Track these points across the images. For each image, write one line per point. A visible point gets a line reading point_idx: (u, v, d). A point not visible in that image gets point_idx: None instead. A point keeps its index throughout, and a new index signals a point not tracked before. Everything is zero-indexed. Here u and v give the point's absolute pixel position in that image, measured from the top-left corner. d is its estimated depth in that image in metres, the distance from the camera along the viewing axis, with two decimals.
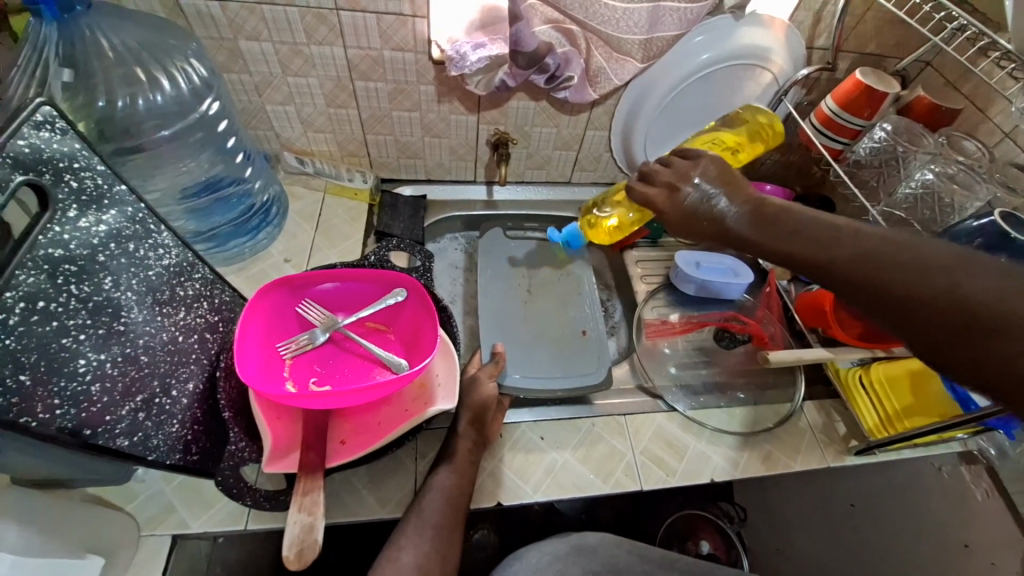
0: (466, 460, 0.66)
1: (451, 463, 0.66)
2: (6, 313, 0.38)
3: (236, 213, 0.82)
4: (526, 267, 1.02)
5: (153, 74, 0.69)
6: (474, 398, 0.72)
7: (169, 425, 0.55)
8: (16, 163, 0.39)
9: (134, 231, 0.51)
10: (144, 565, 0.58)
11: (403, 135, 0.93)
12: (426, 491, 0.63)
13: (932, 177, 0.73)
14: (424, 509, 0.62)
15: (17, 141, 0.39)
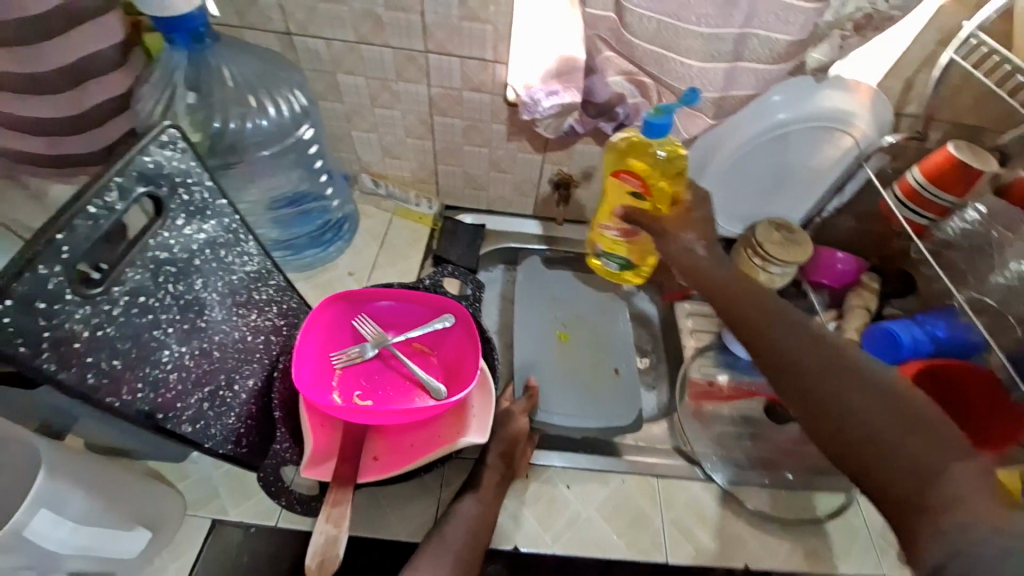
0: (491, 494, 0.67)
1: (476, 493, 0.67)
2: (112, 304, 0.44)
3: (313, 226, 0.90)
4: (562, 299, 1.02)
5: (262, 101, 0.78)
6: (507, 433, 0.73)
7: (226, 417, 0.59)
8: (140, 176, 0.47)
9: (228, 239, 0.57)
10: (184, 543, 0.63)
11: (471, 168, 0.98)
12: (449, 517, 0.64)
13: None
14: (447, 534, 0.62)
15: (143, 158, 0.47)
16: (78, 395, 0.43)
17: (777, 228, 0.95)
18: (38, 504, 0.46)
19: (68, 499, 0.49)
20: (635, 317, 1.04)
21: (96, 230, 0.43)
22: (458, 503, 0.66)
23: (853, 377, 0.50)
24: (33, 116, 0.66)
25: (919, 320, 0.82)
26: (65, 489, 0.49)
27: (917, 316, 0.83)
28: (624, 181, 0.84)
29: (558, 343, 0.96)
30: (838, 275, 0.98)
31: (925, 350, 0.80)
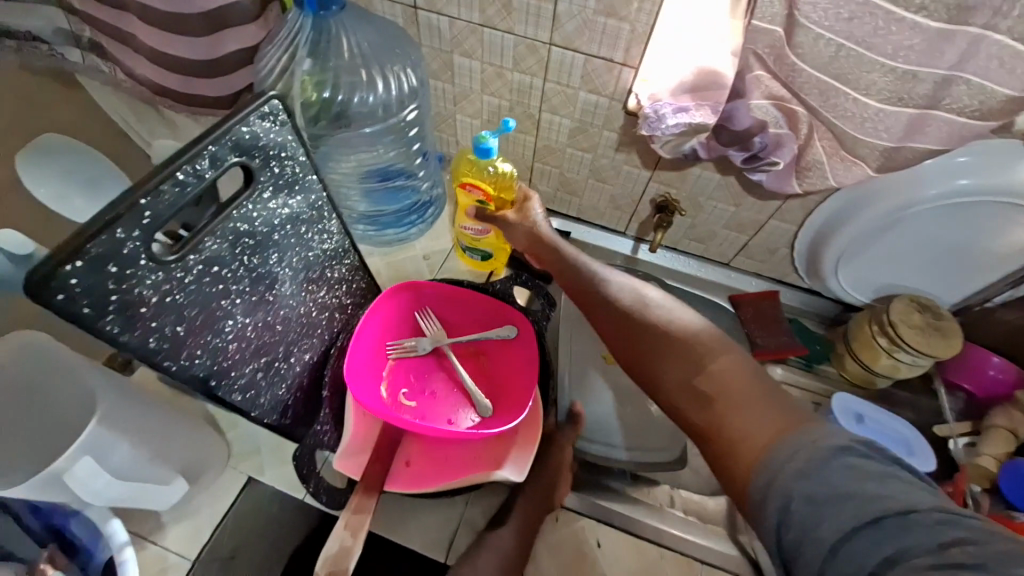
0: (524, 532, 0.62)
1: (509, 525, 0.63)
2: (186, 272, 0.44)
3: (400, 205, 0.88)
4: None
5: (373, 76, 0.76)
6: (545, 469, 0.68)
7: (278, 387, 0.59)
8: (235, 146, 0.45)
9: (311, 216, 0.56)
10: (220, 490, 0.66)
11: (568, 171, 0.91)
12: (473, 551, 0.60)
13: None
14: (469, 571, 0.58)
15: (241, 128, 0.45)
16: (137, 355, 0.43)
17: (918, 310, 0.79)
18: (83, 451, 0.48)
19: (115, 446, 0.51)
20: None
21: (183, 198, 0.42)
22: (491, 532, 0.62)
23: (676, 351, 0.50)
24: (174, 54, 0.68)
25: None
26: (112, 438, 0.51)
27: None
28: (469, 191, 0.74)
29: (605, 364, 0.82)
30: (985, 382, 0.80)
31: None
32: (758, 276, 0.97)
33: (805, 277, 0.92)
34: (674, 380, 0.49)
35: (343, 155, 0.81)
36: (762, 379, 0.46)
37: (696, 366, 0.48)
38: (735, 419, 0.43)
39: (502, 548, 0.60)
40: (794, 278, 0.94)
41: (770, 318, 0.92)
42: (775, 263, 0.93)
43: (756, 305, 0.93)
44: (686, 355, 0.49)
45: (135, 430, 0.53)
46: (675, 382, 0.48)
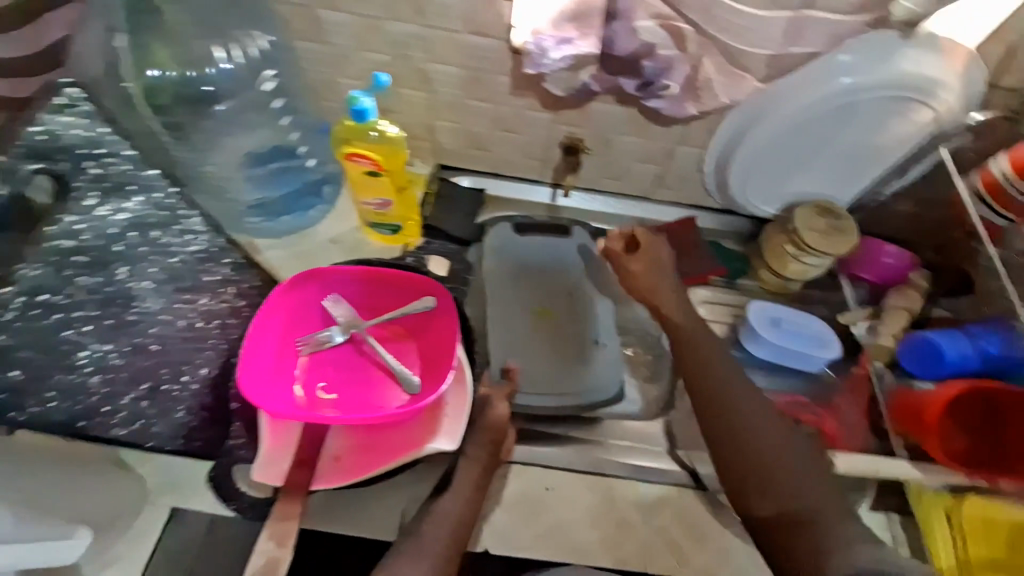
0: (470, 489, 0.61)
1: (452, 490, 0.61)
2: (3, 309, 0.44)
3: (292, 189, 0.76)
4: (538, 265, 0.86)
5: (210, 47, 0.67)
6: (488, 423, 0.65)
7: (173, 412, 0.55)
8: (30, 152, 0.48)
9: (161, 219, 0.54)
10: (142, 530, 0.60)
11: (472, 126, 0.82)
12: (427, 518, 0.59)
13: None
14: (423, 537, 0.56)
15: (31, 130, 0.48)
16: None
17: (822, 215, 0.83)
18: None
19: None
20: None
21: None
22: (438, 498, 0.60)
23: (739, 447, 0.61)
24: None
25: (970, 331, 0.74)
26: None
27: (967, 327, 0.75)
28: (355, 161, 0.67)
29: (535, 318, 0.82)
30: (883, 270, 0.86)
31: (970, 365, 0.73)
32: (677, 205, 0.94)
33: (716, 198, 0.92)
34: (761, 492, 0.58)
35: (206, 143, 0.70)
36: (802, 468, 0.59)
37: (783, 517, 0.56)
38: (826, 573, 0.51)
39: (450, 513, 0.59)
40: (713, 202, 0.93)
41: (692, 241, 0.91)
42: (689, 188, 0.90)
43: (679, 231, 0.92)
44: (722, 426, 0.63)
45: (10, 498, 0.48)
46: (759, 463, 0.60)
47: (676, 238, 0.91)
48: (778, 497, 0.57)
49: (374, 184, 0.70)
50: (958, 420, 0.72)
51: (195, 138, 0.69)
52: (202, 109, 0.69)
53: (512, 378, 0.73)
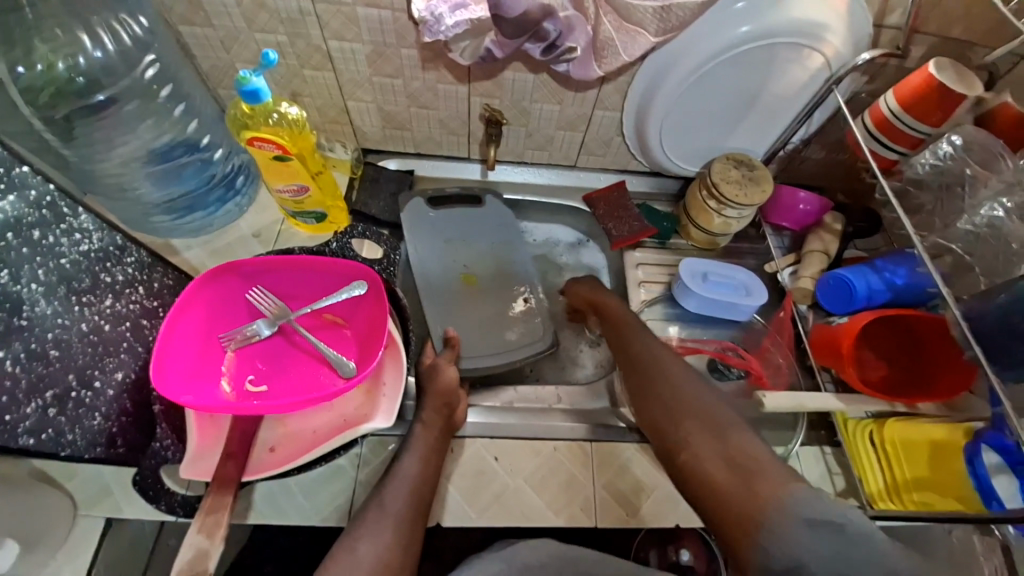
0: (433, 449, 0.63)
1: (415, 450, 0.62)
2: None
3: (199, 183, 0.77)
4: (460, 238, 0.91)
5: (76, 34, 0.63)
6: (438, 389, 0.68)
7: (89, 419, 0.52)
8: None
9: (39, 217, 0.46)
10: (76, 544, 0.59)
11: (387, 103, 0.84)
12: (390, 481, 0.59)
13: (1003, 213, 0.59)
14: (386, 501, 0.56)
15: None
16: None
17: (735, 166, 0.86)
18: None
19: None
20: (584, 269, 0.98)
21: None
22: (399, 460, 0.61)
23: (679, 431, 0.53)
24: None
25: (876, 265, 0.75)
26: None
27: (875, 261, 0.76)
28: (259, 146, 0.65)
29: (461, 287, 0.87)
30: (799, 217, 0.90)
31: (880, 298, 0.74)
32: (606, 171, 0.99)
33: (642, 158, 0.95)
34: (679, 422, 0.54)
35: (104, 145, 0.69)
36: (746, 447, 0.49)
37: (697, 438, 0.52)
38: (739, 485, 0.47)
39: (411, 472, 0.60)
40: (636, 163, 0.97)
41: (620, 203, 0.95)
42: (614, 153, 0.95)
43: (606, 196, 0.96)
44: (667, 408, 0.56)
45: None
46: (678, 414, 0.54)
47: (603, 202, 0.95)
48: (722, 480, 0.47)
49: (283, 170, 0.69)
50: (873, 346, 0.75)
51: (82, 134, 0.67)
52: (85, 103, 0.66)
53: (453, 344, 0.75)
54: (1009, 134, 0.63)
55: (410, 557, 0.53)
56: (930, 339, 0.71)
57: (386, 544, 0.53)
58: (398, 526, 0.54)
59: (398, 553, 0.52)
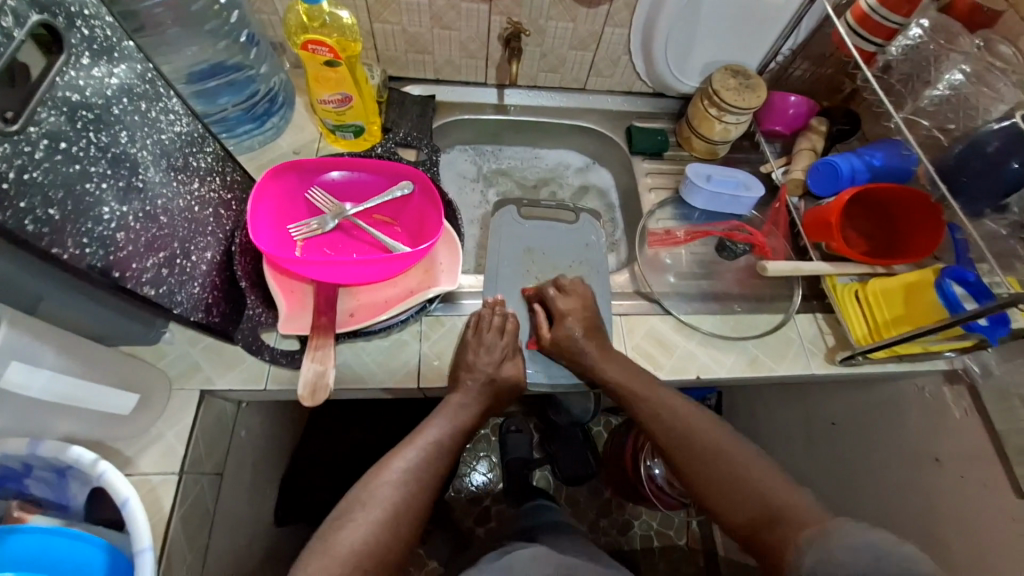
0: (440, 451, 0.71)
1: (416, 447, 0.71)
2: (32, 147, 0.42)
3: (243, 99, 0.81)
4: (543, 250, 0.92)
5: None
6: (473, 358, 0.74)
7: (190, 286, 0.59)
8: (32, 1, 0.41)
9: (145, 91, 0.52)
10: (175, 412, 0.66)
11: (410, 25, 0.90)
12: (381, 475, 0.67)
13: (961, 78, 0.75)
14: (375, 494, 0.65)
15: None
16: (17, 241, 0.41)
17: (733, 75, 0.92)
18: (8, 356, 0.47)
19: (40, 352, 0.50)
20: (593, 189, 1.11)
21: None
22: (428, 426, 0.73)
23: (705, 459, 0.70)
24: None
25: (859, 150, 0.86)
26: (33, 343, 0.49)
27: (859, 148, 0.88)
28: (313, 49, 0.72)
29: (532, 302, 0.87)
30: (790, 120, 0.99)
31: (861, 177, 0.85)
32: (611, 92, 1.07)
33: (646, 81, 1.03)
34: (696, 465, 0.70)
35: (169, 47, 0.74)
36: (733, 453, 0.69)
37: (729, 487, 0.67)
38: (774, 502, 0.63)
39: (429, 441, 0.71)
40: (639, 85, 1.05)
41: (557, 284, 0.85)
42: (620, 74, 1.02)
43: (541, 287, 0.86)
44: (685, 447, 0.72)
45: (56, 339, 0.52)
46: (694, 461, 0.70)
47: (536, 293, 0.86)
48: (753, 499, 0.64)
49: (331, 76, 0.75)
50: (854, 226, 0.85)
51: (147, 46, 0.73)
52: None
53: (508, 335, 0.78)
54: (969, 20, 0.75)
55: (393, 542, 0.63)
56: (900, 217, 0.82)
57: (369, 525, 0.62)
58: (384, 515, 0.63)
59: (380, 537, 0.62)
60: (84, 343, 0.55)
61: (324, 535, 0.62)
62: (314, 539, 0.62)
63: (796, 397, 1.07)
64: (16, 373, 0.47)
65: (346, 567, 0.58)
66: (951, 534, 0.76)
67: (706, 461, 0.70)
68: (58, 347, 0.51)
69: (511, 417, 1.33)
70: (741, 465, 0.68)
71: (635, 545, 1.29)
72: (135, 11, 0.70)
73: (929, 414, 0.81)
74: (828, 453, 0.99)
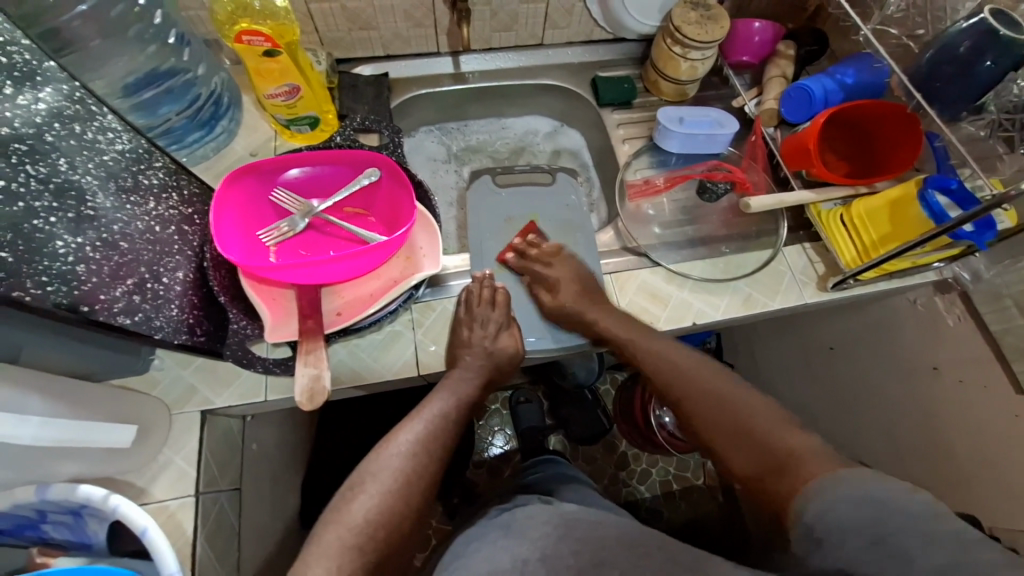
0: (442, 426, 0.71)
1: (418, 416, 0.71)
2: None
3: (186, 106, 0.76)
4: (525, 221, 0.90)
5: None
6: (465, 340, 0.74)
7: (167, 308, 0.57)
8: None
9: (77, 111, 0.49)
10: (179, 437, 0.65)
11: (349, 0, 0.85)
12: (386, 449, 0.67)
13: None
14: (379, 471, 0.65)
15: None
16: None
17: (693, 7, 0.88)
18: None
19: (22, 402, 0.48)
20: (565, 152, 1.09)
21: None
22: (428, 402, 0.73)
23: (720, 413, 0.67)
24: None
25: (831, 70, 0.84)
26: (14, 394, 0.48)
27: (830, 67, 0.85)
28: (248, 41, 0.67)
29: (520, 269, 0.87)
30: (756, 48, 0.95)
31: (835, 97, 0.84)
32: (571, 44, 1.02)
33: (605, 27, 0.99)
34: (708, 420, 0.68)
35: (97, 61, 0.69)
36: (745, 408, 0.66)
37: (731, 434, 0.65)
38: (784, 449, 0.59)
39: (434, 413, 0.71)
40: (598, 32, 1.01)
41: (542, 249, 0.85)
42: (577, 22, 0.98)
43: (519, 247, 0.86)
44: (699, 403, 0.69)
45: (38, 387, 0.51)
46: (708, 414, 0.68)
47: (516, 257, 0.85)
48: (766, 449, 0.61)
49: (273, 67, 0.71)
50: (833, 148, 0.83)
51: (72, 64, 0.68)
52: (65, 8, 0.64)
53: (500, 306, 0.78)
54: None
55: (406, 511, 0.63)
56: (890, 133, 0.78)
57: (381, 496, 0.63)
58: (394, 485, 0.64)
59: (391, 506, 0.62)
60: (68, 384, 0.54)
61: (336, 506, 0.62)
62: (327, 511, 0.63)
63: (791, 329, 1.08)
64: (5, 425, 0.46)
65: (361, 536, 0.59)
66: (954, 432, 0.78)
67: (709, 408, 0.68)
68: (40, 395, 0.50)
69: (518, 388, 1.34)
70: (746, 412, 0.66)
71: (655, 492, 1.33)
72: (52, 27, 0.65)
73: (921, 327, 0.83)
74: (828, 377, 1.01)
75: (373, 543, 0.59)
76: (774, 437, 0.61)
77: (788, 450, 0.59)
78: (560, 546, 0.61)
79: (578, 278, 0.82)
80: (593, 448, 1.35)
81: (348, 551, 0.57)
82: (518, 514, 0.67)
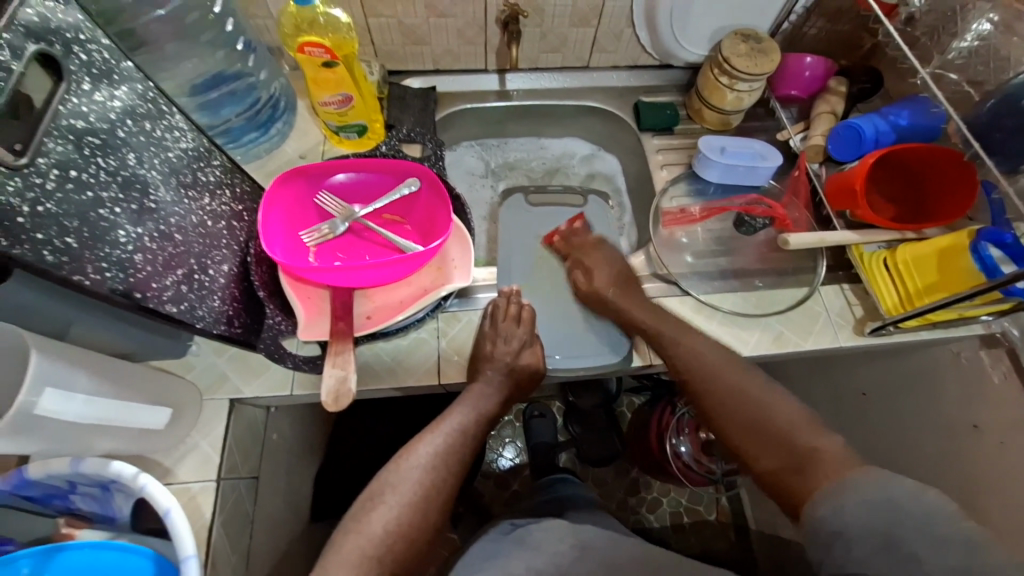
0: (459, 440, 0.71)
1: (435, 429, 0.72)
2: (43, 178, 0.42)
3: (245, 108, 0.81)
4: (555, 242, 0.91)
5: None
6: (488, 356, 0.75)
7: (211, 300, 0.60)
8: (29, 33, 0.42)
9: (148, 110, 0.53)
10: (207, 421, 0.68)
11: (406, 16, 0.88)
12: (407, 463, 0.67)
13: (990, 27, 0.72)
14: (400, 482, 0.65)
15: (26, 10, 0.42)
16: (39, 272, 0.43)
17: (743, 39, 0.87)
18: (42, 384, 0.48)
19: (72, 378, 0.51)
20: (601, 174, 1.09)
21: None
22: (448, 416, 0.73)
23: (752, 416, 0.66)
24: None
25: (883, 110, 0.82)
26: (64, 369, 0.50)
27: (883, 108, 0.83)
28: (310, 53, 0.70)
29: (545, 286, 0.87)
30: (806, 83, 0.94)
31: (887, 138, 0.82)
32: (616, 68, 1.03)
33: (652, 53, 1.00)
34: (735, 422, 0.67)
35: (169, 61, 0.74)
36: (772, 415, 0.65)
37: (758, 433, 0.65)
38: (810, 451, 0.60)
39: (453, 427, 0.72)
40: (644, 58, 1.02)
41: (584, 240, 0.88)
42: (625, 48, 0.99)
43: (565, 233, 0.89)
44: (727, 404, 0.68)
45: (85, 364, 0.53)
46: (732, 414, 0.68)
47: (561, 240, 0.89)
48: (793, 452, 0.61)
49: (330, 77, 0.75)
50: (881, 190, 0.81)
51: (148, 63, 0.73)
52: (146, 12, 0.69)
53: (527, 322, 0.79)
54: None
55: (425, 524, 0.64)
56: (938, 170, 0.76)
57: (400, 507, 0.63)
58: (414, 498, 0.64)
59: (410, 518, 0.63)
60: (112, 364, 0.57)
61: (356, 516, 0.63)
62: (347, 517, 0.64)
63: (821, 371, 1.05)
64: (51, 399, 0.49)
65: (381, 547, 0.60)
66: (992, 500, 0.74)
67: (736, 407, 0.68)
68: (89, 371, 0.53)
69: (534, 403, 1.34)
70: (774, 415, 0.65)
71: (665, 524, 1.29)
72: (132, 28, 0.70)
73: (963, 384, 0.78)
74: (859, 424, 0.97)
75: (391, 554, 0.60)
76: (802, 437, 0.62)
77: (803, 445, 0.61)
78: (581, 568, 0.60)
79: (616, 268, 0.84)
80: (603, 471, 1.33)
81: (367, 560, 0.58)
82: (528, 531, 0.67)
